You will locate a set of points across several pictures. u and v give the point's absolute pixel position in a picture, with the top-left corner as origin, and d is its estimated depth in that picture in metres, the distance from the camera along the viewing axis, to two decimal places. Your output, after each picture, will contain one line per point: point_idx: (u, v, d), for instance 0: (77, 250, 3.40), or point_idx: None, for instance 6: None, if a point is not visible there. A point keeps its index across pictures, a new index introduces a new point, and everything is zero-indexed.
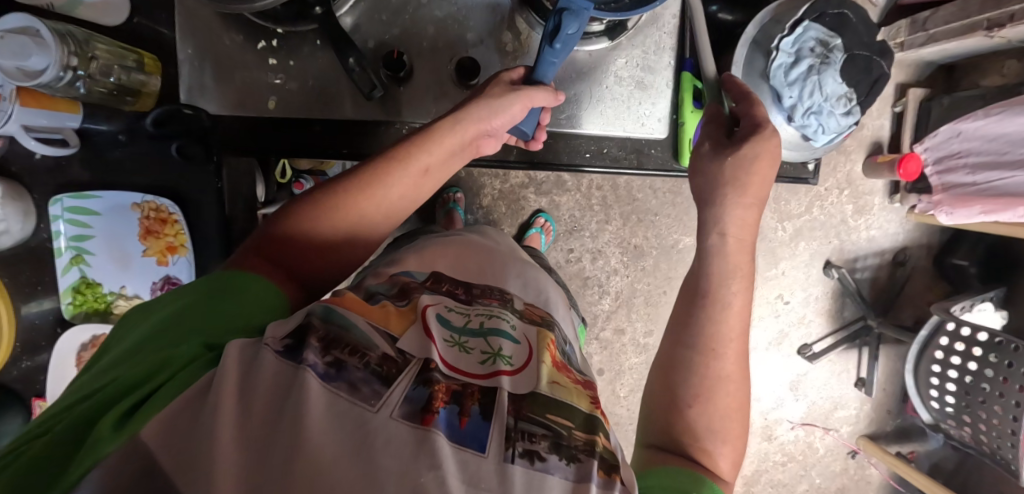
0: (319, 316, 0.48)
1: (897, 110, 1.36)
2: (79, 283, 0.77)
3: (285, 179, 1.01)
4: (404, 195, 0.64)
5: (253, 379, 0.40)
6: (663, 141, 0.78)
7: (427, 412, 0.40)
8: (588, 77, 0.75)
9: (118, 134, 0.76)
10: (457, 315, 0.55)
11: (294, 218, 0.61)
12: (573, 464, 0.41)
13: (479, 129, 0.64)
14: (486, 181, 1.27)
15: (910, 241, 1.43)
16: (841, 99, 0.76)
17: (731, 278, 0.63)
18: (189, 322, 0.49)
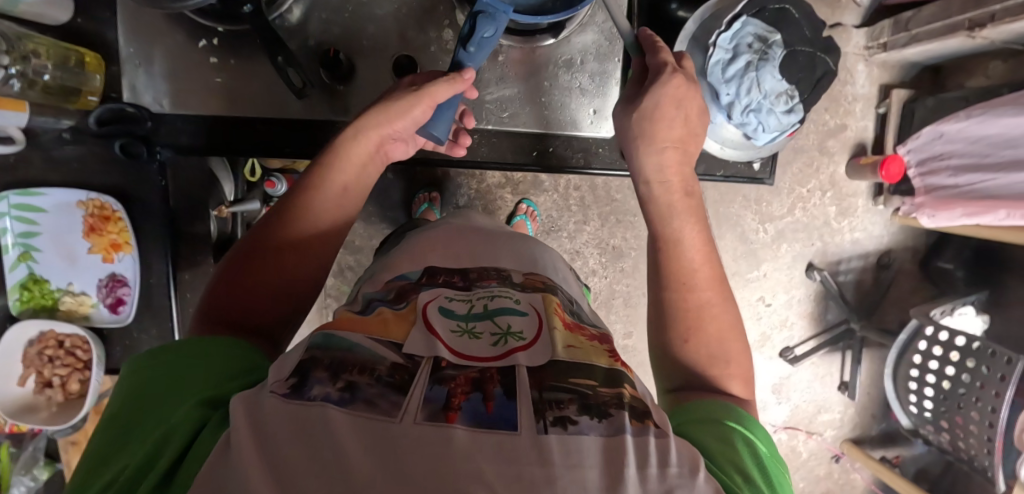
0: (316, 346, 0.42)
1: (880, 111, 1.29)
2: (28, 279, 0.83)
3: (254, 178, 0.98)
4: (327, 211, 0.62)
5: (269, 426, 0.35)
6: (611, 140, 0.76)
7: (450, 410, 0.36)
8: (533, 74, 0.73)
9: (63, 133, 0.76)
10: (459, 302, 0.49)
11: (228, 275, 0.57)
12: (605, 420, 0.37)
13: (381, 136, 0.62)
14: (463, 181, 1.21)
15: (894, 243, 1.37)
16: (782, 97, 0.72)
17: (686, 217, 0.63)
18: (178, 385, 0.43)
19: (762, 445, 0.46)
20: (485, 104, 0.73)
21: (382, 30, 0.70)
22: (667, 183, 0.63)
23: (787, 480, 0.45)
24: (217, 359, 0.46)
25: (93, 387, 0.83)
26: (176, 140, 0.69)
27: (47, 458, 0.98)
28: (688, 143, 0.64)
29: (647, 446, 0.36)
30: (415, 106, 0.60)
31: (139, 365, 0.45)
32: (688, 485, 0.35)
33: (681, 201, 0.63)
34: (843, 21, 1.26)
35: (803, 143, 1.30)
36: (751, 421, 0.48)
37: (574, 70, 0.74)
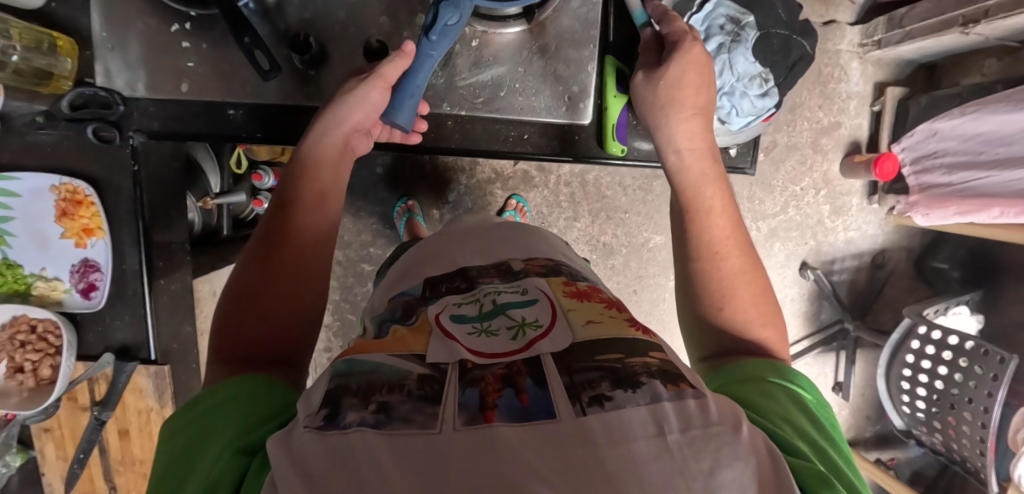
0: (339, 373, 0.38)
1: (875, 110, 1.26)
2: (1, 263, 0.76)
3: (241, 170, 0.99)
4: (308, 219, 0.60)
5: (302, 461, 0.32)
6: (587, 127, 0.76)
7: (486, 409, 0.33)
8: (510, 59, 0.73)
9: (37, 116, 0.68)
10: (469, 305, 0.45)
11: (233, 316, 0.53)
12: (640, 389, 0.34)
13: (345, 127, 0.61)
14: (454, 175, 1.18)
15: (889, 242, 1.34)
16: (755, 80, 0.71)
17: (704, 179, 0.62)
18: (213, 435, 0.41)
19: (806, 395, 0.47)
20: (460, 89, 0.72)
21: (352, 15, 0.70)
22: (683, 151, 0.64)
23: (838, 429, 0.46)
24: (248, 400, 0.44)
25: (66, 374, 0.79)
26: (150, 125, 0.70)
27: (20, 444, 0.93)
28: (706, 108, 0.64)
29: (687, 409, 0.34)
30: (371, 86, 0.60)
31: (174, 421, 0.43)
32: (733, 439, 0.33)
33: (698, 165, 0.63)
34: (836, 18, 1.23)
35: (796, 140, 1.27)
36: (798, 376, 0.50)
37: (551, 57, 0.74)
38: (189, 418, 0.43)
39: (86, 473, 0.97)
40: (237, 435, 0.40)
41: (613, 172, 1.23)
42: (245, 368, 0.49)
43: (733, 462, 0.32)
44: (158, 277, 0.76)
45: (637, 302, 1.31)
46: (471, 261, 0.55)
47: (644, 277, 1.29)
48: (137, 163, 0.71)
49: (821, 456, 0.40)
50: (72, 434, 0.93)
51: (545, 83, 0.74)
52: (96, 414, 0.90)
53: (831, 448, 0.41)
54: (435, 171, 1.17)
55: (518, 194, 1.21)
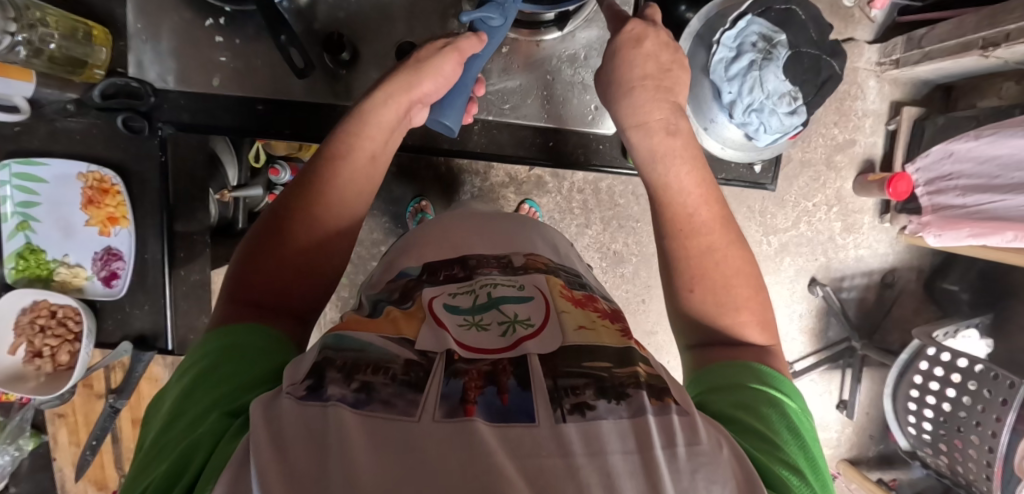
0: (329, 346, 0.38)
1: (891, 128, 1.24)
2: (25, 249, 0.79)
3: (259, 164, 0.98)
4: (355, 177, 0.57)
5: (281, 434, 0.31)
6: (611, 137, 0.77)
7: (467, 403, 0.32)
8: (537, 68, 0.74)
9: (67, 104, 0.71)
10: (463, 296, 0.45)
11: (256, 253, 0.52)
12: (623, 402, 0.34)
13: (412, 99, 0.60)
14: (466, 178, 1.18)
15: (899, 262, 1.32)
16: (786, 98, 0.71)
17: (673, 157, 0.58)
18: (206, 390, 0.41)
19: (793, 406, 0.44)
20: (488, 95, 0.74)
21: (385, 16, 0.72)
22: (648, 124, 0.59)
23: (817, 443, 0.43)
24: (243, 361, 0.43)
25: (82, 358, 0.81)
26: (179, 117, 0.72)
27: (34, 429, 0.99)
28: (665, 78, 0.61)
29: (671, 425, 0.34)
30: (447, 57, 0.60)
31: (181, 370, 0.45)
32: (713, 459, 0.33)
33: (662, 142, 0.59)
34: (855, 36, 1.21)
35: (811, 156, 1.24)
36: (778, 379, 0.46)
37: (579, 65, 0.74)
38: (191, 364, 0.44)
39: (97, 459, 1.01)
40: (224, 399, 0.40)
41: (626, 180, 1.22)
42: (257, 314, 0.49)
43: (710, 484, 0.32)
44: (178, 267, 0.78)
45: (644, 312, 1.30)
46: (473, 250, 0.55)
47: (653, 286, 1.29)
48: (165, 153, 0.73)
49: (800, 485, 0.37)
50: (87, 420, 1.00)
51: (570, 84, 0.75)
52: (112, 401, 0.93)
53: (810, 473, 0.39)
54: (447, 172, 1.16)
55: (530, 199, 1.20)
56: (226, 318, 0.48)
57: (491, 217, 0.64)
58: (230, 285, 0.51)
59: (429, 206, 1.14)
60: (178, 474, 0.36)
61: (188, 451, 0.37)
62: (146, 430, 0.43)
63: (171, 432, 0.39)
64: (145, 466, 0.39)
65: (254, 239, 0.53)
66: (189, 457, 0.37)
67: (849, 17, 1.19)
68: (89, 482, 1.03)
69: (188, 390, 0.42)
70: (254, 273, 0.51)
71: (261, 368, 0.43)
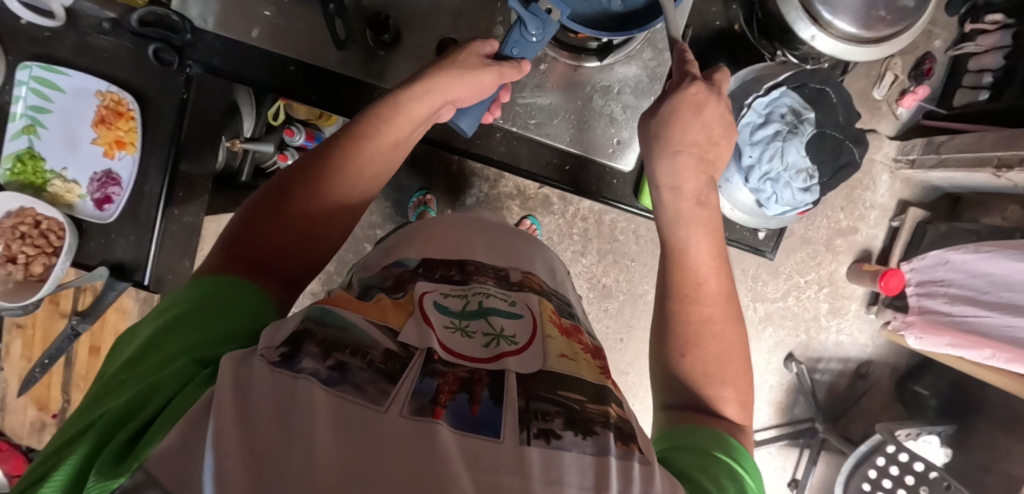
0: (312, 317, 0.38)
1: (894, 225, 1.26)
2: (25, 153, 0.78)
3: (276, 122, 0.97)
4: (371, 154, 0.57)
5: (247, 393, 0.30)
6: (626, 174, 0.78)
7: (436, 405, 0.32)
8: (571, 91, 0.75)
9: (104, 22, 0.71)
10: (454, 299, 0.45)
11: (260, 211, 0.52)
12: (589, 437, 0.34)
13: (444, 99, 0.61)
14: (475, 182, 1.18)
15: (877, 355, 1.33)
16: (802, 174, 0.72)
17: (695, 225, 0.59)
18: (179, 337, 0.40)
19: (750, 483, 0.43)
20: (516, 105, 0.75)
21: (433, 9, 0.73)
22: (681, 190, 0.60)
23: None
24: (220, 316, 0.42)
25: (56, 275, 0.80)
26: (210, 60, 0.72)
27: None
28: (710, 151, 0.61)
29: (631, 472, 0.33)
30: (487, 70, 0.62)
31: (156, 314, 0.44)
32: None
33: (690, 210, 0.59)
34: (877, 128, 1.23)
35: (812, 234, 1.26)
36: (741, 454, 0.46)
37: (610, 98, 0.75)
38: (168, 311, 0.43)
39: (45, 378, 0.99)
40: (197, 348, 0.39)
41: (630, 218, 1.22)
42: (246, 269, 0.49)
43: None
44: (172, 206, 0.77)
45: (620, 351, 1.30)
46: (473, 257, 0.54)
47: (634, 326, 1.29)
48: (188, 91, 0.74)
49: None
50: (44, 337, 0.98)
51: (600, 112, 0.75)
52: (72, 323, 0.91)
53: None
54: (458, 172, 1.17)
55: (532, 216, 1.20)
56: (215, 268, 0.48)
57: (495, 226, 0.63)
58: (224, 238, 0.51)
59: (433, 201, 1.15)
60: (131, 413, 0.35)
61: (148, 390, 0.36)
62: (104, 370, 0.42)
63: (134, 371, 0.38)
64: (98, 402, 0.37)
65: (263, 198, 0.53)
66: (149, 395, 0.35)
67: (877, 110, 1.21)
68: (30, 399, 1.00)
69: (162, 333, 0.41)
70: (253, 228, 0.51)
71: (236, 326, 0.42)
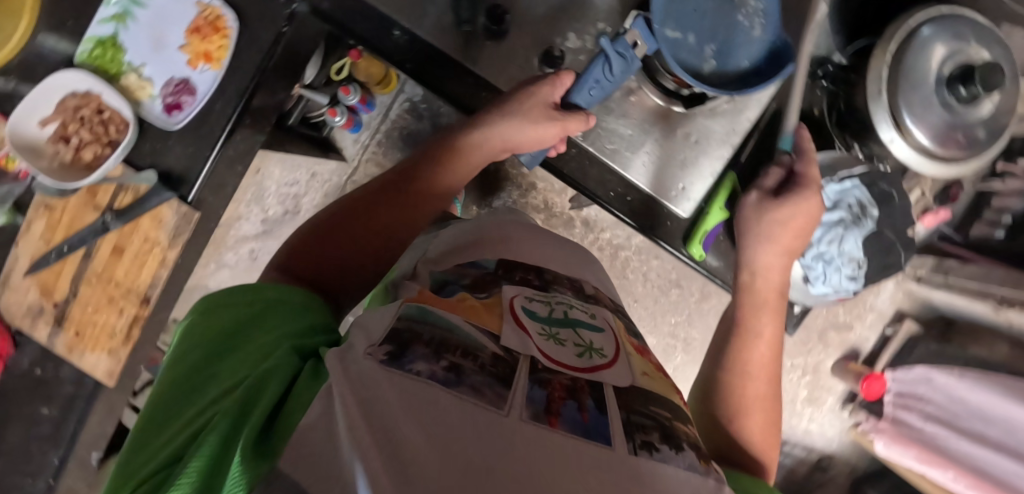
0: (412, 317, 0.38)
1: (887, 332, 1.26)
2: (109, 40, 0.61)
3: (336, 77, 0.94)
4: (434, 191, 0.60)
5: (373, 392, 0.30)
6: (681, 219, 0.70)
7: (551, 414, 0.32)
8: (654, 122, 0.67)
9: None
10: (540, 304, 0.45)
11: (334, 225, 0.56)
12: (683, 454, 0.35)
13: (505, 144, 0.61)
14: (507, 187, 1.20)
15: (838, 452, 1.35)
16: (853, 262, 0.66)
17: (769, 290, 0.60)
18: (265, 329, 0.42)
19: None
20: (595, 123, 0.67)
21: None
22: (769, 269, 0.60)
23: None
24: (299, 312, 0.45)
25: None
26: None
27: None
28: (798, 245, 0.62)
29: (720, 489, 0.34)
30: (551, 122, 0.58)
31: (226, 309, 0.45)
32: None
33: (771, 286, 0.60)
34: None
35: (810, 320, 1.28)
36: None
37: (698, 140, 0.68)
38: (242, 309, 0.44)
39: None
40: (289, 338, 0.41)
41: (645, 259, 1.25)
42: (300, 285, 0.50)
43: None
44: None
45: None
46: (548, 264, 0.54)
47: None
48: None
49: None
50: None
51: (676, 148, 0.67)
52: None
53: None
54: (494, 172, 1.19)
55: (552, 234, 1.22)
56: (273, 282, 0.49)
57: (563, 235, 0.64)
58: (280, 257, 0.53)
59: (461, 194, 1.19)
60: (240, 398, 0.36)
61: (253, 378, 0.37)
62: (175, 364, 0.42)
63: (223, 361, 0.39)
64: (192, 394, 0.38)
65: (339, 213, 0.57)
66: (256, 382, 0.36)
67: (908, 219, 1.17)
68: None
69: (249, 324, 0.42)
70: (310, 250, 0.53)
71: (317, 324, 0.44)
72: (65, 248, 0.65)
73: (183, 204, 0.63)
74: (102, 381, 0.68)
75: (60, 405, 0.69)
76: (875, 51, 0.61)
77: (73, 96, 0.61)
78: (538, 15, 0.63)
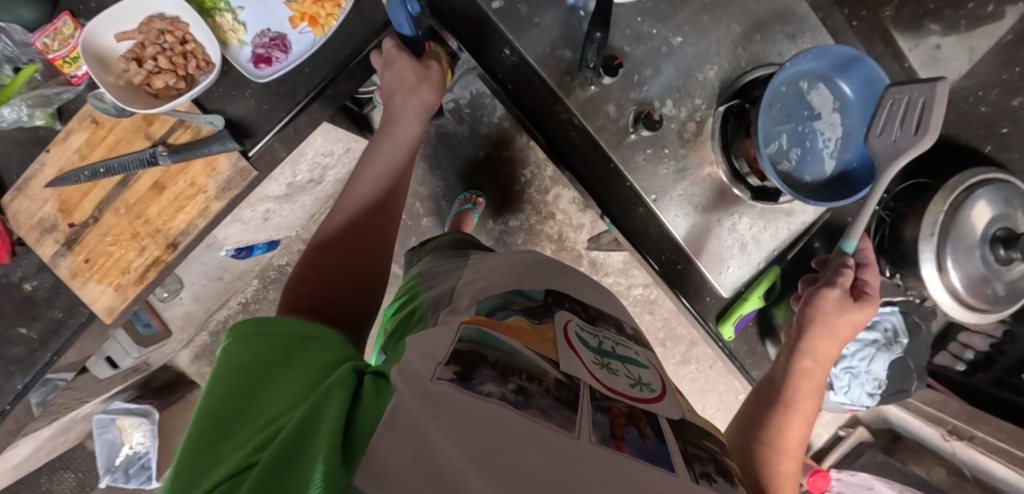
0: (474, 339, 0.37)
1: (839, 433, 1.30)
2: None
3: None
4: (376, 176, 0.61)
5: (445, 413, 0.31)
6: (720, 298, 0.72)
7: (616, 439, 0.33)
8: (716, 205, 0.69)
9: None
10: (590, 335, 0.45)
11: (317, 259, 0.55)
12: (731, 484, 0.36)
13: (414, 134, 0.63)
14: (528, 212, 1.24)
15: None
16: (875, 383, 0.70)
17: (820, 363, 0.59)
18: (302, 361, 0.40)
19: None
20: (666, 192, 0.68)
21: None
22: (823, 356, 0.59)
23: None
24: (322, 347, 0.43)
25: None
26: None
27: None
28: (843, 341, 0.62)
29: None
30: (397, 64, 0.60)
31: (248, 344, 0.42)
32: None
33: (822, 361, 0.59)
34: None
35: None
36: None
37: (750, 230, 0.70)
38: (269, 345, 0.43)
39: None
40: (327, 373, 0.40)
41: (638, 312, 1.29)
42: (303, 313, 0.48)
43: None
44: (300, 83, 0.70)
45: None
46: (591, 299, 0.54)
47: None
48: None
49: None
50: None
51: (728, 230, 0.70)
52: None
53: None
54: (519, 193, 1.23)
55: None
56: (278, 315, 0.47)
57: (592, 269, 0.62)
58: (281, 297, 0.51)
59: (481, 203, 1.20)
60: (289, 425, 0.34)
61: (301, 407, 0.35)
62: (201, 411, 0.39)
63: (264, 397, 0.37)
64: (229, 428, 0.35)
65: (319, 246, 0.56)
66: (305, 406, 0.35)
67: None
68: None
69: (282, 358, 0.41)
70: (306, 278, 0.52)
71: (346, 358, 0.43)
72: (100, 170, 0.60)
73: (243, 158, 0.61)
74: (98, 317, 0.62)
75: (42, 329, 0.63)
76: (936, 196, 0.66)
77: (161, 19, 0.58)
78: (642, 77, 0.65)
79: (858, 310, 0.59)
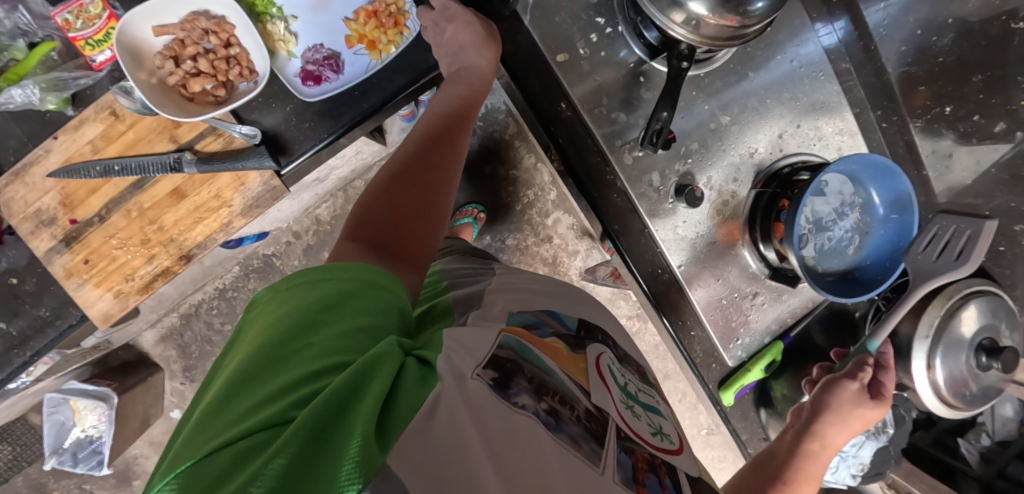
0: (513, 348, 0.38)
1: None
2: None
3: None
4: (441, 117, 0.55)
5: (484, 415, 0.31)
6: (724, 364, 0.73)
7: (638, 483, 0.34)
8: (736, 274, 0.70)
9: None
10: (619, 372, 0.45)
11: (375, 198, 0.48)
12: None
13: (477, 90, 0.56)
14: (526, 232, 1.22)
15: None
16: (859, 465, 0.77)
17: (827, 449, 0.62)
18: (346, 309, 0.35)
19: None
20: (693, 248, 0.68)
21: None
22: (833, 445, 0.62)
23: None
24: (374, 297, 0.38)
25: None
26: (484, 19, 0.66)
27: None
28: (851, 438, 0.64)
29: None
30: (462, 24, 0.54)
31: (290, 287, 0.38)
32: None
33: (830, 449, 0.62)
34: None
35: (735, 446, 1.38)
36: None
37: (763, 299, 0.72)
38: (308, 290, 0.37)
39: None
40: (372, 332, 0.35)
41: None
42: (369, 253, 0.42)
43: None
44: None
45: None
46: (614, 333, 0.52)
47: None
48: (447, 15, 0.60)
49: None
50: None
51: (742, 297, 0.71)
52: None
53: None
54: (520, 212, 1.21)
55: None
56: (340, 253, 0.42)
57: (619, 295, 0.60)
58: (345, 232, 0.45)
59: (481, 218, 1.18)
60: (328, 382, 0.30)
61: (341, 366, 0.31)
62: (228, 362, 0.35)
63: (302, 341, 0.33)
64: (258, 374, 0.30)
65: (379, 182, 0.49)
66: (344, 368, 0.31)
67: None
68: None
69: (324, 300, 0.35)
70: (368, 216, 0.46)
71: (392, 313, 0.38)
72: (114, 168, 0.55)
73: (276, 177, 0.57)
74: (93, 321, 0.59)
75: (23, 326, 0.57)
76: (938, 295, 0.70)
77: (206, 17, 0.54)
78: (687, 150, 0.66)
79: (873, 406, 0.63)
